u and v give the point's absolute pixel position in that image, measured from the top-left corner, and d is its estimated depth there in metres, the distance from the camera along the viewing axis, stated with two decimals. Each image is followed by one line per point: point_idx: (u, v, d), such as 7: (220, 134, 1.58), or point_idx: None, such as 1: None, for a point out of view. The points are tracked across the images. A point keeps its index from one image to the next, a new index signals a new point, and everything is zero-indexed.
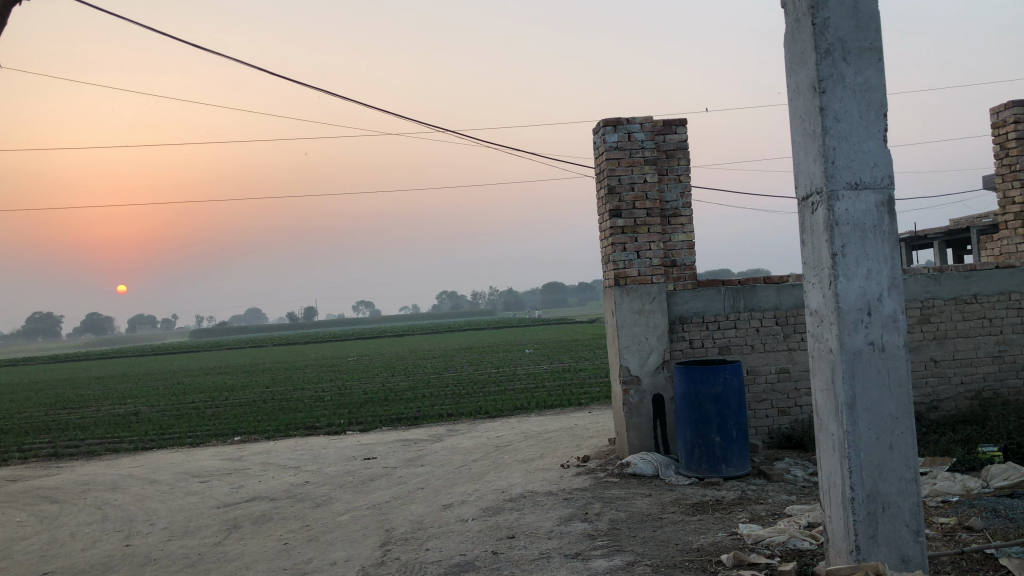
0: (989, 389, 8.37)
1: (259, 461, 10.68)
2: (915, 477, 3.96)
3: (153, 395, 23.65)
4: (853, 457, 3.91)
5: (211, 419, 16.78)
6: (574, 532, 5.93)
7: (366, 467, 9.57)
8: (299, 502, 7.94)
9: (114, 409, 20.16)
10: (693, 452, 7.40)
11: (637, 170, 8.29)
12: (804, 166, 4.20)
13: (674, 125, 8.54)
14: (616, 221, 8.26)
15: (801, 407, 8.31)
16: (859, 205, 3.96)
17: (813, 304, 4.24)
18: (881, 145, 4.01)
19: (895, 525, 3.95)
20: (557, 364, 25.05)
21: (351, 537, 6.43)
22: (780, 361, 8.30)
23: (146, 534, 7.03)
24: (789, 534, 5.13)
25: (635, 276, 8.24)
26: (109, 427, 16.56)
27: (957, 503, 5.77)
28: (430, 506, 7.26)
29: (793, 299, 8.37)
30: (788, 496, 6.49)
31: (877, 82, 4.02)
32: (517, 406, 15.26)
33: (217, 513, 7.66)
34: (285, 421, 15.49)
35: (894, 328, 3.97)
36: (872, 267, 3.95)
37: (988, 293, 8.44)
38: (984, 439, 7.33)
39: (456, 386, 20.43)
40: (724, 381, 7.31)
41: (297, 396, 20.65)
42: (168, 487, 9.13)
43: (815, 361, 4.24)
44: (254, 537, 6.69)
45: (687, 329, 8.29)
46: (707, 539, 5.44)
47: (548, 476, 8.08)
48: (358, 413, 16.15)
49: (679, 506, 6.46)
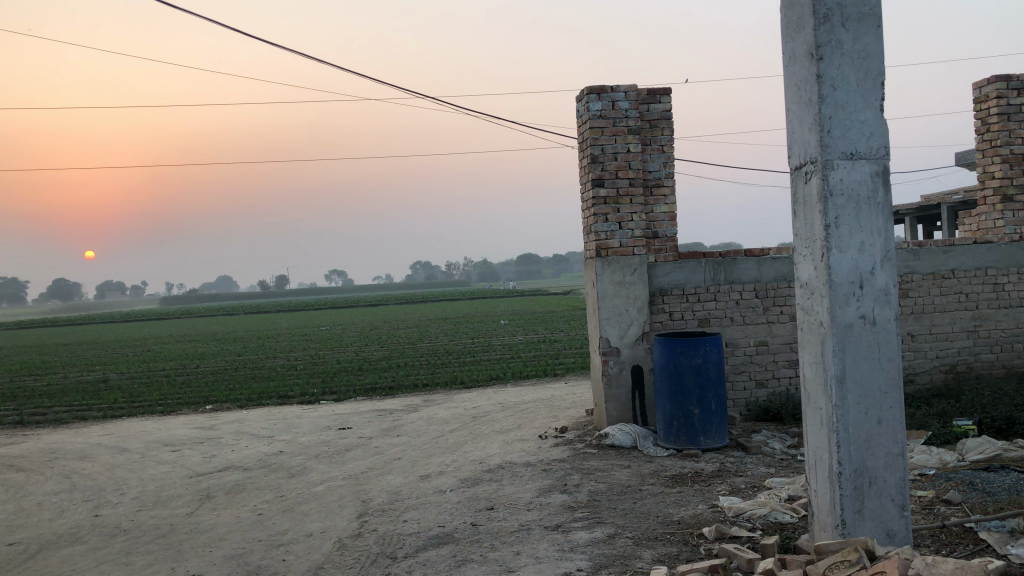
0: (964, 364, 8.42)
1: (232, 430, 10.53)
2: (903, 452, 3.94)
3: (121, 362, 23.31)
4: (841, 432, 3.87)
5: (182, 387, 16.55)
6: (554, 504, 5.87)
7: (341, 437, 9.46)
8: (273, 472, 7.81)
9: (83, 376, 19.84)
10: (671, 424, 7.37)
11: (621, 139, 8.18)
12: (798, 135, 4.10)
13: (658, 93, 8.37)
14: (599, 191, 8.14)
15: (779, 380, 8.31)
16: (854, 176, 3.88)
17: (803, 277, 4.17)
18: (878, 115, 3.92)
19: (882, 500, 3.92)
20: (531, 335, 25.01)
21: (327, 508, 6.33)
22: (759, 334, 8.28)
23: (116, 504, 6.87)
24: (770, 508, 5.10)
25: (616, 248, 8.16)
26: (77, 394, 16.28)
27: (935, 476, 5.78)
28: (407, 477, 7.17)
29: (773, 272, 8.34)
30: (767, 469, 6.49)
31: (876, 49, 3.92)
32: (491, 377, 15.17)
33: (189, 483, 7.51)
34: (257, 390, 15.30)
35: (885, 302, 3.91)
36: (865, 240, 3.89)
37: (965, 268, 8.46)
38: (959, 412, 7.38)
39: (429, 356, 20.31)
40: (704, 353, 7.27)
41: (270, 364, 20.44)
42: (138, 456, 8.96)
43: (804, 334, 4.19)
44: (228, 508, 6.56)
45: (668, 301, 8.23)
46: (688, 511, 5.41)
47: (526, 447, 8.03)
48: (331, 383, 15.99)
49: (659, 478, 6.43)
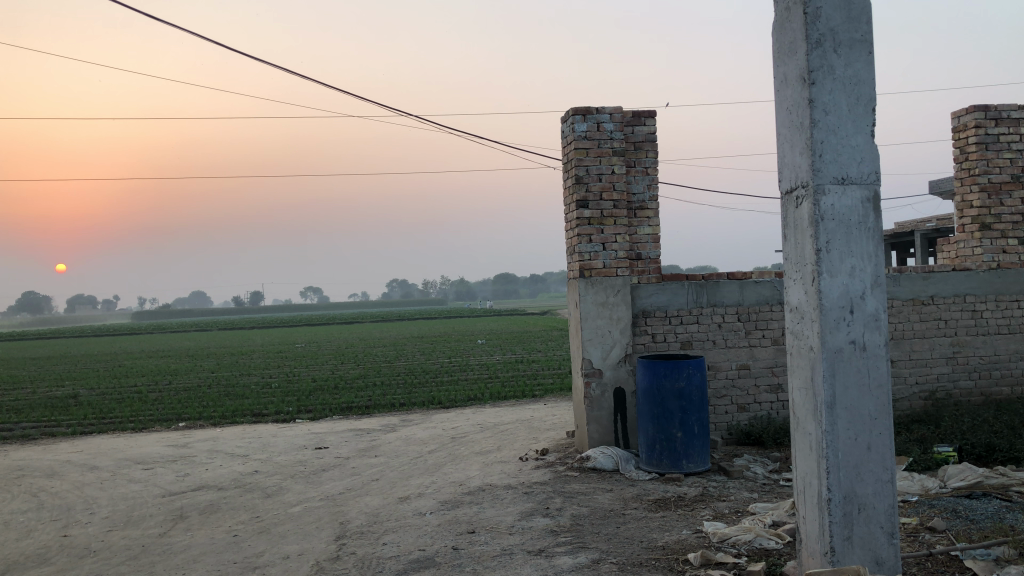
0: (942, 390, 8.46)
1: (205, 448, 10.33)
2: (892, 479, 3.91)
3: (91, 377, 22.91)
4: (831, 458, 3.84)
5: (154, 403, 16.25)
6: (536, 528, 5.79)
7: (317, 457, 9.32)
8: (248, 492, 7.66)
9: (52, 391, 19.46)
10: (654, 447, 7.32)
11: (605, 161, 8.19)
12: (789, 160, 4.11)
13: (643, 116, 8.31)
14: (583, 212, 8.13)
15: (761, 404, 8.29)
16: (845, 201, 3.88)
17: (794, 301, 4.15)
18: (868, 140, 3.93)
19: (871, 527, 3.89)
20: (508, 355, 24.90)
21: (304, 530, 6.19)
22: (741, 357, 8.27)
23: (85, 524, 6.69)
24: (755, 533, 5.06)
25: (600, 268, 8.14)
26: (46, 409, 15.95)
27: (918, 503, 5.77)
28: (385, 499, 7.05)
29: (755, 296, 8.34)
30: (750, 494, 6.45)
31: (867, 75, 3.94)
32: (469, 397, 15.05)
33: (162, 503, 7.34)
34: (231, 407, 15.06)
35: (875, 327, 3.90)
36: (856, 264, 3.88)
37: (944, 295, 8.53)
38: (939, 439, 7.40)
39: (406, 375, 20.15)
40: (687, 376, 7.24)
41: (244, 382, 20.18)
42: (108, 474, 8.75)
43: (794, 358, 4.17)
44: (202, 529, 6.41)
45: (650, 323, 8.21)
46: (672, 536, 5.35)
47: (507, 469, 7.94)
48: (306, 401, 15.78)
49: (642, 502, 6.37)
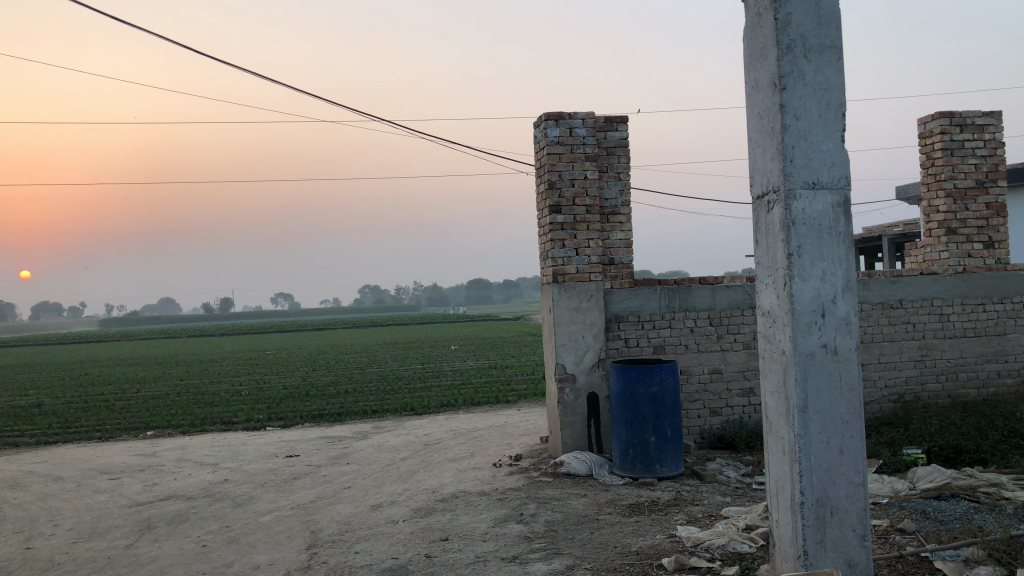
0: (911, 393, 8.56)
1: (174, 457, 10.17)
2: (864, 482, 3.93)
3: (57, 386, 22.46)
4: (804, 461, 3.86)
5: (121, 412, 15.97)
6: (510, 534, 5.76)
7: (288, 465, 9.20)
8: (218, 501, 7.55)
9: (15, 400, 19.07)
10: (627, 452, 7.32)
11: (578, 166, 8.18)
12: (761, 165, 4.13)
13: (615, 121, 8.41)
14: (556, 217, 8.13)
15: (733, 408, 8.33)
16: (815, 205, 3.91)
17: (766, 305, 4.17)
18: (839, 145, 3.96)
19: (843, 530, 3.91)
20: (481, 361, 24.85)
21: (275, 539, 6.11)
22: (713, 361, 8.31)
23: (49, 536, 6.54)
24: (729, 537, 5.07)
25: (573, 274, 8.13)
26: (9, 419, 15.62)
27: (888, 505, 5.82)
28: (357, 507, 6.98)
29: (727, 300, 8.39)
30: (723, 498, 6.47)
31: (837, 81, 3.97)
32: (442, 403, 14.98)
33: (128, 514, 7.20)
34: (200, 415, 14.85)
35: (847, 331, 3.92)
36: (827, 269, 3.90)
37: (912, 298, 8.63)
38: (907, 441, 7.47)
39: (379, 381, 20.01)
40: (660, 381, 7.25)
41: (214, 390, 19.91)
42: (74, 485, 8.58)
43: (766, 362, 4.19)
44: (170, 539, 6.30)
45: (623, 328, 8.22)
46: (646, 541, 5.35)
47: (480, 476, 7.90)
48: (276, 409, 15.60)
49: (615, 507, 6.36)
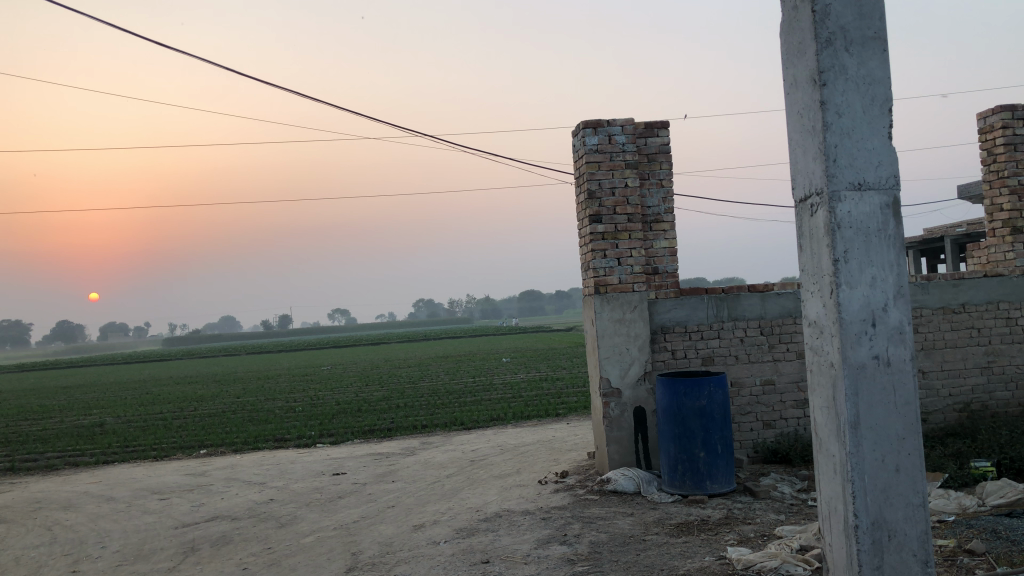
0: (978, 402, 8.12)
1: (223, 476, 10.20)
2: (924, 503, 3.65)
3: (118, 405, 22.91)
4: (857, 481, 3.60)
5: (177, 431, 16.17)
6: (553, 556, 5.56)
7: (334, 484, 9.14)
8: (262, 522, 7.51)
9: (78, 420, 19.49)
10: (676, 468, 7.05)
11: (618, 174, 8.00)
12: (803, 166, 3.90)
13: (655, 127, 8.20)
14: (596, 226, 7.93)
15: (787, 420, 8.01)
16: (862, 207, 3.66)
17: (812, 315, 3.93)
18: (886, 142, 3.72)
19: (903, 555, 3.63)
20: (533, 373, 24.66)
21: (316, 562, 6.03)
22: (765, 372, 8.00)
23: (96, 559, 6.57)
24: (781, 560, 4.78)
25: (615, 284, 7.92)
26: (71, 438, 15.97)
27: (954, 523, 5.46)
28: (399, 527, 6.86)
29: (778, 308, 8.08)
30: (777, 516, 6.17)
31: (882, 74, 3.73)
32: (492, 418, 14.81)
33: (174, 535, 7.21)
34: (253, 433, 14.95)
35: (899, 341, 3.66)
36: (877, 275, 3.65)
37: (976, 302, 8.20)
38: (975, 453, 7.05)
39: (430, 396, 19.92)
40: (709, 394, 6.99)
41: (269, 406, 20.08)
42: (124, 506, 8.66)
43: (814, 376, 3.95)
44: (211, 562, 6.27)
45: (669, 339, 7.97)
46: (694, 564, 5.10)
47: (525, 494, 7.71)
48: (329, 425, 15.64)
49: (663, 527, 6.12)
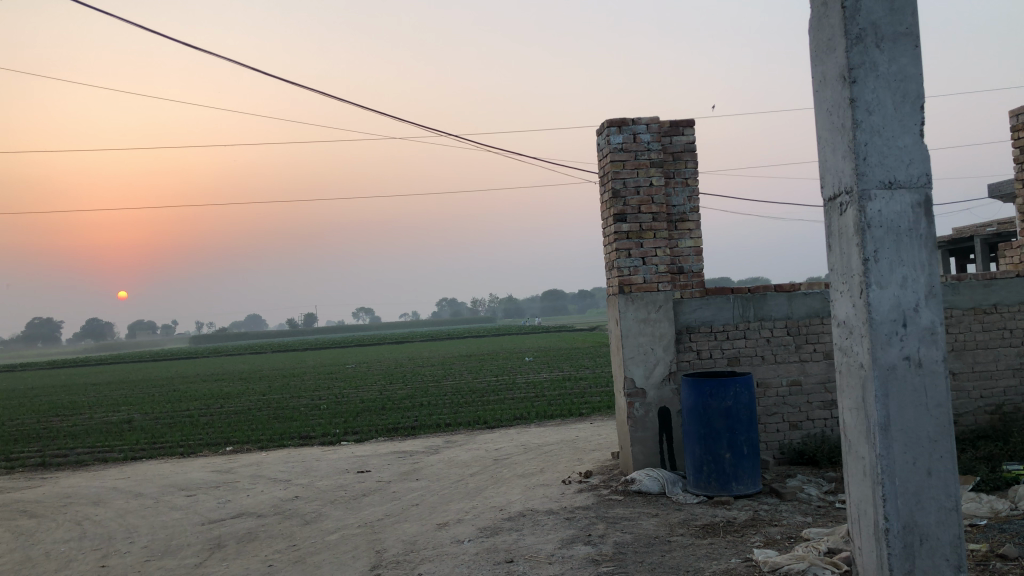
0: (1010, 404, 7.98)
1: (249, 473, 10.28)
2: (956, 507, 3.59)
3: (146, 402, 23.19)
4: (887, 484, 3.55)
5: (204, 428, 16.32)
6: (577, 556, 5.54)
7: (359, 482, 9.18)
8: (287, 519, 7.56)
9: (108, 417, 19.73)
10: (701, 469, 7.00)
11: (643, 173, 7.96)
12: (831, 164, 3.86)
13: (681, 125, 8.11)
14: (621, 225, 7.89)
15: (814, 422, 7.92)
16: (893, 206, 3.61)
17: (841, 315, 3.89)
18: (918, 140, 3.65)
19: (934, 559, 3.57)
20: (556, 373, 24.60)
21: (340, 559, 6.05)
22: (791, 373, 7.92)
23: (124, 554, 6.65)
24: (809, 562, 4.72)
25: (640, 284, 7.87)
26: (101, 435, 16.17)
27: (986, 527, 5.37)
28: (423, 525, 6.87)
29: (805, 308, 8.00)
30: (804, 518, 6.10)
31: (914, 71, 3.67)
32: (515, 417, 14.80)
33: (201, 531, 7.28)
34: (279, 430, 15.05)
35: (932, 342, 3.60)
36: (908, 274, 3.59)
37: (1008, 303, 8.06)
38: (1007, 456, 6.94)
39: (453, 394, 19.96)
40: (735, 395, 6.93)
41: (294, 404, 20.21)
42: (152, 501, 8.75)
43: (843, 377, 3.90)
44: (237, 558, 6.31)
45: (695, 339, 7.91)
46: (720, 566, 5.06)
47: (549, 493, 7.70)
48: (354, 423, 15.72)
49: (688, 528, 6.07)
